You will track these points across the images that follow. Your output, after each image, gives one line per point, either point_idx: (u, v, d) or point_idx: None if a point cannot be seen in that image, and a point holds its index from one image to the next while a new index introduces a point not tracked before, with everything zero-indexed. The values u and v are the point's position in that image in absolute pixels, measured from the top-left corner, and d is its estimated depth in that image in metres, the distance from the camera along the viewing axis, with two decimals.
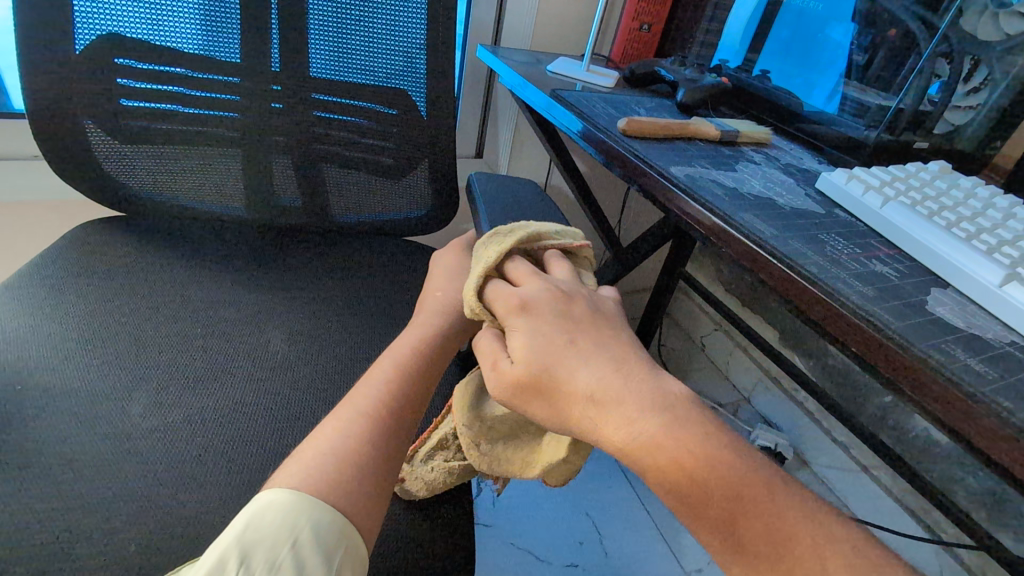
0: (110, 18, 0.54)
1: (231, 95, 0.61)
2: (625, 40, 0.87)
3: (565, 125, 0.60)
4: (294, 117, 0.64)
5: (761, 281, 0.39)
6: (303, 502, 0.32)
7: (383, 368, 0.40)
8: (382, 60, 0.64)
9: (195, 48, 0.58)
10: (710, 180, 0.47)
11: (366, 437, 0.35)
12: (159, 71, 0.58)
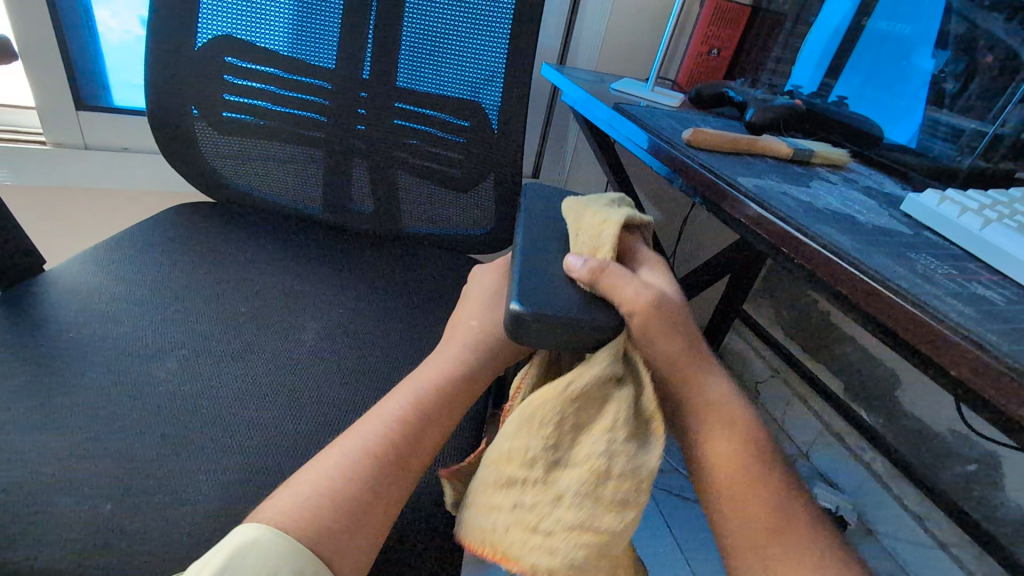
0: (228, 22, 0.59)
1: (320, 98, 0.63)
2: (692, 64, 0.86)
3: (630, 139, 0.58)
4: (375, 124, 0.64)
5: (839, 296, 0.35)
6: (290, 549, 0.28)
7: (402, 404, 0.38)
8: (470, 70, 0.63)
9: (295, 54, 0.61)
10: (782, 193, 0.44)
11: (353, 495, 0.33)
12: (261, 71, 0.61)
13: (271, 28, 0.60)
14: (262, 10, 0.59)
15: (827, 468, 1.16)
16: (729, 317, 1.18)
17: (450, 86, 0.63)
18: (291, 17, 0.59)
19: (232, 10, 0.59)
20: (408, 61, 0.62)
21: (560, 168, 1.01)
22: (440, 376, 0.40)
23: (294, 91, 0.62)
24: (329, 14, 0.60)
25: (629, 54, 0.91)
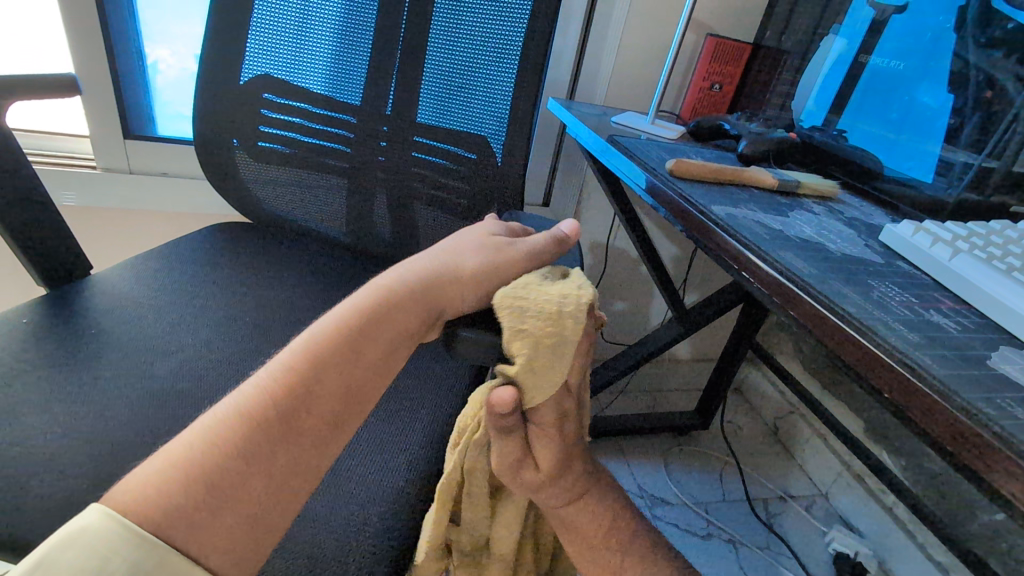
0: (268, 62, 0.65)
1: (343, 130, 0.67)
2: (696, 98, 0.89)
3: (625, 172, 0.59)
4: (395, 155, 0.68)
5: (792, 319, 0.36)
6: (129, 537, 0.25)
7: (284, 369, 0.33)
8: (477, 107, 0.64)
9: (324, 90, 0.66)
10: (753, 221, 0.46)
11: (235, 447, 0.29)
12: (294, 106, 0.67)
13: (305, 67, 0.65)
14: (298, 52, 0.64)
15: (846, 511, 1.12)
16: (741, 349, 1.17)
17: (460, 121, 0.65)
18: (322, 59, 0.65)
19: (272, 51, 0.65)
20: (426, 97, 0.65)
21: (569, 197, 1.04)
22: (329, 334, 0.35)
23: (320, 122, 0.67)
24: (355, 51, 0.64)
25: (638, 90, 0.94)
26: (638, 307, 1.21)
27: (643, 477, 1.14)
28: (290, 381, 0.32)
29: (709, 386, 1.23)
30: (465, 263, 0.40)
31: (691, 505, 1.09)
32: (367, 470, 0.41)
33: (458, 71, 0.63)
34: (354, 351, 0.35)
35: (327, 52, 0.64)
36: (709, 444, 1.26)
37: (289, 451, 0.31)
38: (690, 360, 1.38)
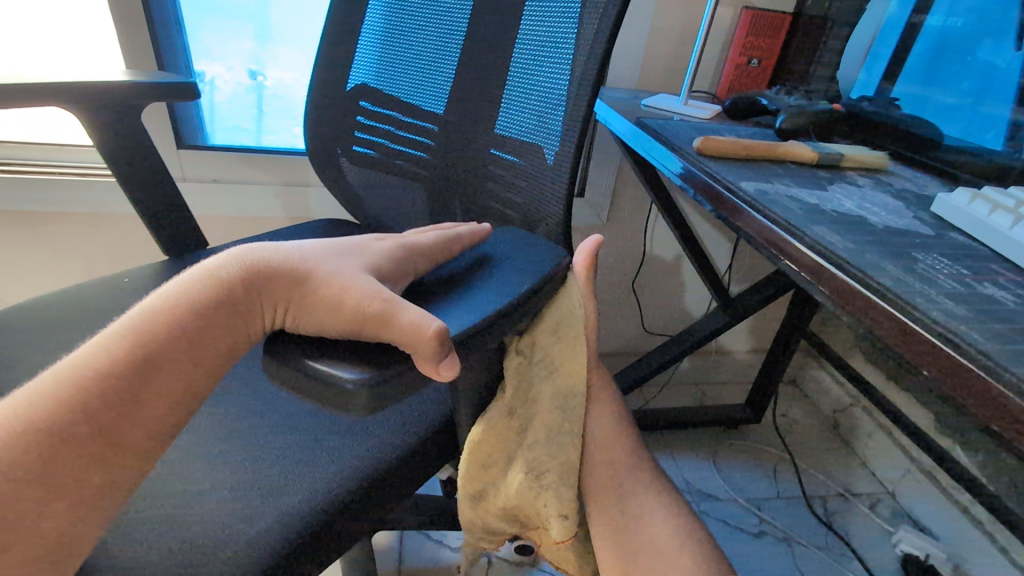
0: (376, 73, 0.65)
1: (424, 138, 0.62)
2: (732, 77, 0.83)
3: (654, 155, 0.57)
4: (452, 159, 0.59)
5: (824, 296, 0.34)
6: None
7: (76, 366, 0.28)
8: (538, 104, 0.49)
9: (412, 97, 0.62)
10: (786, 196, 0.43)
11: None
12: (387, 114, 0.65)
13: (386, 74, 0.64)
14: (398, 61, 0.63)
15: (916, 511, 1.04)
16: (794, 336, 1.11)
17: (521, 123, 0.51)
18: (414, 66, 0.62)
19: (381, 59, 0.64)
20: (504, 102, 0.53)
21: (603, 184, 1.01)
22: (129, 330, 0.29)
23: (406, 129, 0.63)
24: (444, 55, 0.59)
25: (673, 70, 0.91)
26: (680, 295, 1.17)
27: (689, 471, 1.11)
28: (71, 390, 0.27)
29: (760, 378, 1.18)
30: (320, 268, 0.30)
31: (741, 501, 1.06)
32: (278, 477, 0.38)
33: (530, 62, 0.50)
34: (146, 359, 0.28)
35: (418, 58, 0.61)
36: (761, 439, 1.21)
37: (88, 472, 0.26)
38: (739, 351, 1.32)
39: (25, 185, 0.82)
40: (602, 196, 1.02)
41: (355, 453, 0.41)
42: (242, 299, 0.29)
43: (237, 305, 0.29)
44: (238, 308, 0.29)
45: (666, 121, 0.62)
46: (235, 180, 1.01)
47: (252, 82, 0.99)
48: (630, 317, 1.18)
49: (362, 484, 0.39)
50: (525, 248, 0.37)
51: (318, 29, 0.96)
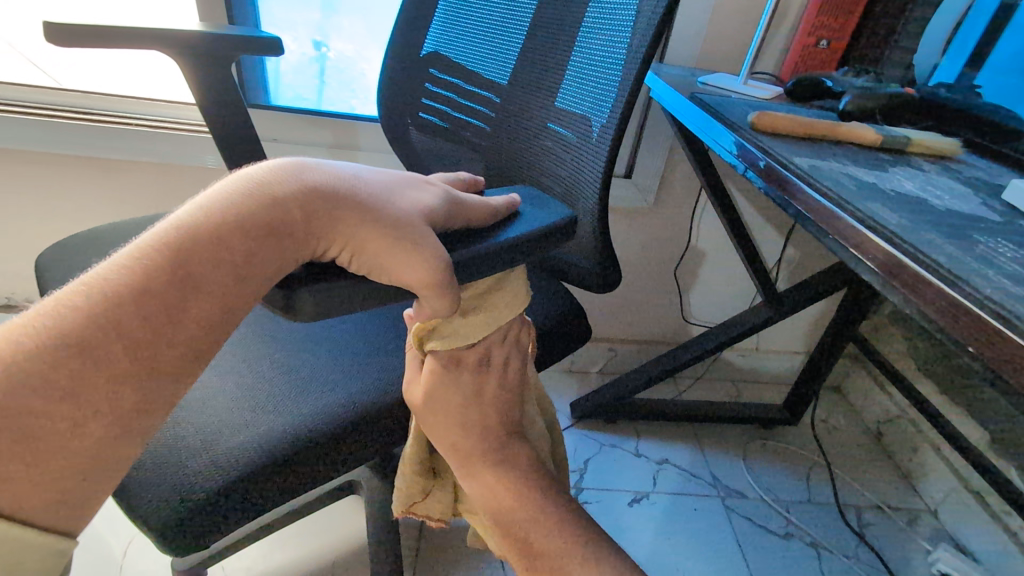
0: (442, 39, 0.64)
1: (481, 108, 0.62)
2: (798, 57, 0.77)
3: (708, 132, 0.56)
4: (501, 128, 0.60)
5: (872, 271, 0.33)
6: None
7: (111, 272, 0.28)
8: (597, 80, 0.49)
9: (474, 64, 0.62)
10: (841, 172, 0.42)
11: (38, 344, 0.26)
12: (447, 80, 0.64)
13: (447, 40, 0.64)
14: (466, 31, 0.62)
15: (958, 531, 0.99)
16: (841, 339, 1.06)
17: (577, 97, 0.51)
18: (482, 35, 0.61)
19: (450, 27, 0.64)
20: (566, 77, 0.53)
21: (651, 168, 0.99)
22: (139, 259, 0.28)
23: (465, 97, 0.63)
24: (513, 25, 0.58)
25: (733, 52, 0.88)
26: (723, 286, 1.15)
27: (718, 467, 1.09)
28: (92, 327, 0.27)
29: (801, 380, 1.14)
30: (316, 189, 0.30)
31: (771, 502, 1.03)
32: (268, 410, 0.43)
33: (594, 38, 0.50)
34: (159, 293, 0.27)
35: (487, 29, 0.60)
36: (798, 442, 1.17)
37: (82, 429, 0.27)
38: (781, 351, 1.28)
39: (101, 133, 0.87)
40: (649, 180, 1.00)
41: (341, 396, 0.45)
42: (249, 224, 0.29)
43: (241, 231, 0.29)
44: (247, 232, 0.29)
45: (721, 97, 0.61)
46: (292, 143, 1.05)
47: (317, 53, 1.02)
48: (669, 306, 1.17)
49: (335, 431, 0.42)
50: (530, 205, 0.36)
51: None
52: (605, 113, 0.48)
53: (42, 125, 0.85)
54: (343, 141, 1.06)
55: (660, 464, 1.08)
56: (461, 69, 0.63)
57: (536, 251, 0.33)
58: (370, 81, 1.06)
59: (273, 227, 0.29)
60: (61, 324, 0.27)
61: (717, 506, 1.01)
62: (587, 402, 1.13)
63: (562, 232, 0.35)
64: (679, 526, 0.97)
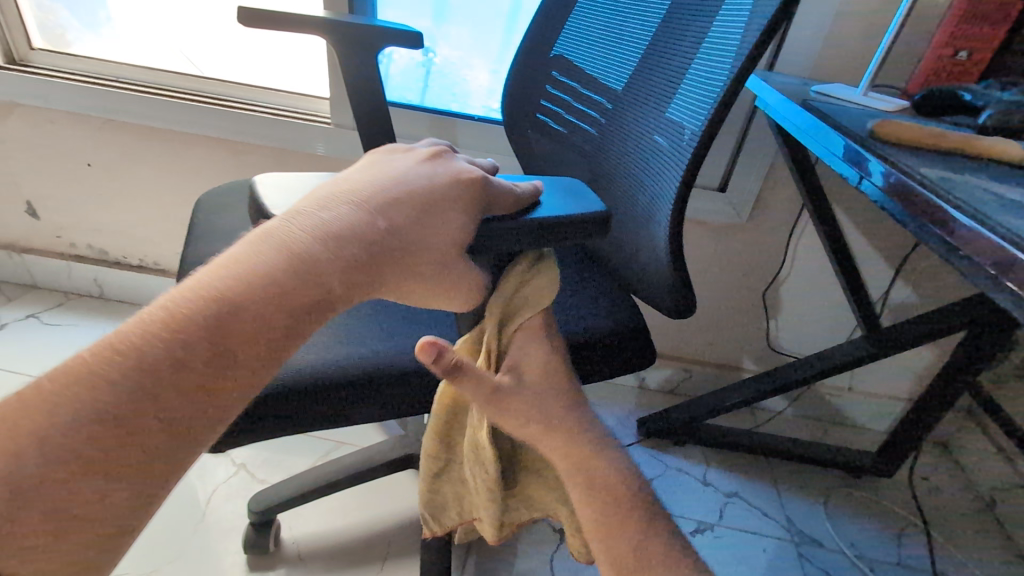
0: (571, 42, 0.65)
1: (588, 110, 0.63)
2: (929, 70, 0.71)
3: (818, 144, 0.53)
4: (602, 132, 0.61)
5: (1007, 290, 0.29)
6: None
7: (162, 308, 0.28)
8: (695, 83, 0.47)
9: (591, 67, 0.62)
10: (978, 186, 0.37)
11: (98, 382, 0.26)
12: (567, 83, 0.65)
13: (574, 43, 0.65)
14: (591, 35, 0.63)
15: None
16: (954, 387, 0.95)
17: (675, 102, 0.50)
18: (603, 39, 0.61)
19: (580, 31, 0.64)
20: (665, 82, 0.52)
21: (746, 186, 0.94)
22: (198, 281, 0.29)
23: (579, 101, 0.64)
24: (640, 33, 0.57)
25: (851, 65, 0.82)
26: (816, 317, 1.07)
27: (794, 510, 1.01)
28: (162, 343, 0.27)
29: (901, 428, 1.02)
30: (368, 197, 0.34)
31: (854, 558, 0.93)
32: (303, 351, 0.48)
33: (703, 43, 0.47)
34: (229, 303, 0.28)
35: (608, 33, 0.60)
36: (890, 497, 1.06)
37: (153, 450, 0.26)
38: (878, 394, 1.17)
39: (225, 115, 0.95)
40: (744, 198, 0.95)
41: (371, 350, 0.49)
42: (312, 233, 0.31)
43: (303, 242, 0.31)
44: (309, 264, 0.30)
45: (842, 108, 0.56)
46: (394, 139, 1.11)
47: (424, 57, 1.07)
48: (752, 331, 1.10)
49: (356, 381, 0.46)
50: (571, 199, 0.37)
51: (492, 11, 1.01)
52: (699, 124, 0.45)
53: (182, 106, 0.95)
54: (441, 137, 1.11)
55: (728, 497, 1.01)
56: (583, 73, 0.63)
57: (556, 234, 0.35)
58: (472, 89, 1.10)
59: (338, 235, 0.32)
60: (128, 344, 0.27)
61: (789, 551, 0.93)
62: (655, 421, 1.09)
63: (593, 230, 0.36)
64: (745, 565, 0.90)
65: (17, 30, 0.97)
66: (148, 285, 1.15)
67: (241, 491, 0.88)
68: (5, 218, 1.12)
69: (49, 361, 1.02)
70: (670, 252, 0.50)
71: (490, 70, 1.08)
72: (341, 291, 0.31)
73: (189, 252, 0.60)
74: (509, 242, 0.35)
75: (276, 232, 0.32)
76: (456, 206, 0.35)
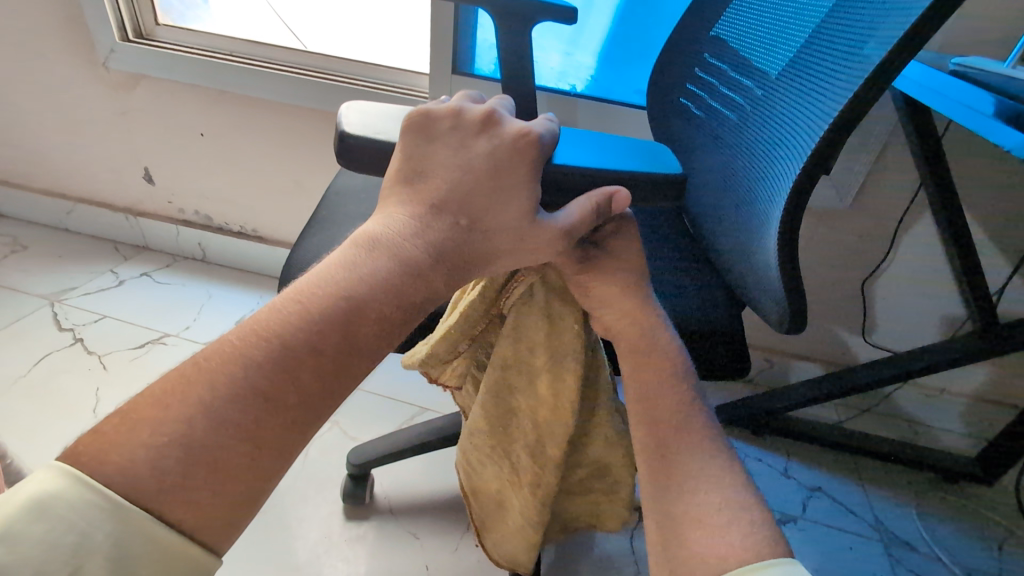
0: (725, 19, 0.63)
1: (725, 89, 0.60)
2: None
3: (996, 128, 0.49)
4: (735, 109, 0.58)
5: None
6: (103, 505, 0.26)
7: (288, 297, 0.33)
8: (837, 55, 0.44)
9: (737, 43, 0.60)
10: None
11: (247, 358, 0.30)
12: (714, 62, 0.63)
13: (728, 20, 0.62)
14: (743, 10, 0.60)
15: None
16: None
17: (812, 76, 0.46)
18: (753, 12, 0.58)
19: (736, 6, 0.61)
20: (806, 54, 0.49)
21: (851, 172, 0.90)
22: (318, 277, 0.34)
23: (722, 81, 0.61)
24: (790, 4, 0.53)
25: (988, 42, 0.76)
26: (917, 314, 1.01)
27: (883, 510, 0.97)
28: (303, 333, 0.31)
29: (1010, 438, 0.95)
30: (447, 180, 0.38)
31: (949, 565, 0.89)
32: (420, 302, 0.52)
33: (858, 14, 0.43)
34: (351, 298, 0.33)
35: (759, 7, 0.57)
36: (992, 509, 0.99)
37: (296, 420, 0.30)
38: (983, 401, 1.09)
39: (324, 89, 0.99)
40: (849, 184, 0.91)
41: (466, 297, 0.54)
42: (413, 230, 0.37)
43: (406, 238, 0.37)
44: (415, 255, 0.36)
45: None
46: None
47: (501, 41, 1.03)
48: (844, 324, 1.06)
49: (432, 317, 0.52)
50: (651, 159, 0.40)
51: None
52: (840, 106, 0.41)
53: (285, 80, 0.99)
54: (560, 117, 1.03)
55: (811, 491, 0.98)
56: (734, 56, 0.60)
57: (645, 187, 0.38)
58: (541, 71, 1.04)
59: (436, 231, 0.37)
60: (271, 330, 0.31)
61: (876, 550, 0.90)
62: (733, 409, 1.07)
63: (666, 191, 0.38)
64: (819, 559, 0.88)
65: (144, 6, 1.04)
66: (247, 251, 1.22)
67: (335, 447, 0.92)
68: (124, 183, 1.21)
69: (161, 317, 1.10)
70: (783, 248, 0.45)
71: (563, 52, 1.01)
72: (441, 288, 0.37)
73: (315, 209, 0.63)
74: (575, 188, 0.38)
75: (354, 149, 0.37)
76: (521, 165, 0.37)
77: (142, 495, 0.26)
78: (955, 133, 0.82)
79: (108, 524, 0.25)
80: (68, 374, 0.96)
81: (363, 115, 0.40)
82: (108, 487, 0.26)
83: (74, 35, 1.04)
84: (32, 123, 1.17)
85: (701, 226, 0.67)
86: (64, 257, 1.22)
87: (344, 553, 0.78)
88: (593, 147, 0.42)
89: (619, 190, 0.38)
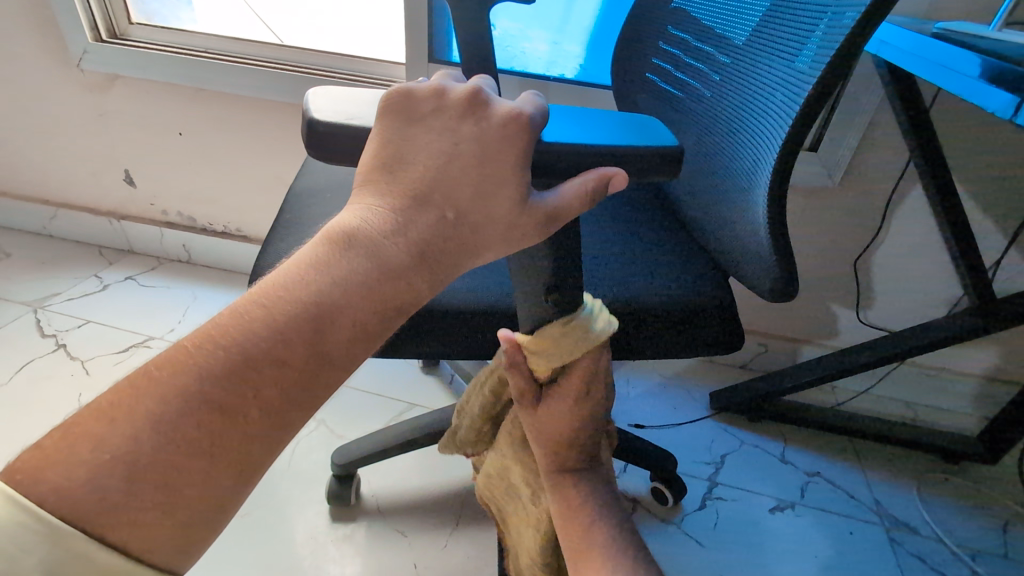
0: None
1: (691, 58, 0.59)
2: None
3: (979, 87, 0.48)
4: (704, 79, 0.56)
5: None
6: (38, 529, 0.23)
7: (254, 303, 0.29)
8: (808, 15, 0.42)
9: (699, 12, 0.58)
10: None
11: (205, 371, 0.27)
12: (676, 34, 0.61)
13: None
14: None
15: None
16: None
17: (782, 41, 0.45)
18: None
19: None
20: (773, 17, 0.47)
21: (837, 149, 0.88)
22: (287, 279, 0.30)
23: (687, 51, 0.59)
24: None
25: (972, 8, 0.73)
26: (913, 291, 0.99)
27: (883, 493, 0.95)
28: (266, 340, 0.28)
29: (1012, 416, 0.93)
30: (429, 167, 0.33)
31: (951, 545, 0.87)
32: None
33: None
34: (320, 302, 0.29)
35: None
36: (994, 486, 0.97)
37: (260, 432, 0.28)
38: (981, 378, 1.06)
39: (300, 82, 0.97)
40: (836, 162, 0.89)
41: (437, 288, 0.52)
42: (393, 225, 0.32)
43: (386, 234, 0.32)
44: (396, 256, 0.31)
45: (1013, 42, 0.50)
46: None
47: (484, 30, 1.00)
48: (837, 304, 1.04)
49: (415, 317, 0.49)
50: (642, 132, 0.35)
51: None
52: (813, 78, 0.39)
53: (260, 74, 0.97)
54: None
55: (809, 476, 0.96)
56: (696, 25, 0.58)
57: (647, 169, 0.33)
58: (528, 61, 1.01)
59: (419, 230, 0.32)
60: (232, 339, 0.28)
61: (877, 534, 0.88)
62: (727, 394, 1.05)
63: (662, 166, 0.33)
64: (820, 546, 0.86)
65: (116, 5, 1.02)
66: (232, 251, 1.20)
67: (320, 446, 0.91)
68: (106, 187, 1.20)
69: (146, 319, 1.09)
70: (771, 222, 0.43)
71: (550, 40, 0.99)
72: (424, 288, 0.33)
73: (279, 209, 0.61)
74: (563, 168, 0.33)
75: (325, 139, 0.31)
76: (509, 152, 0.32)
77: (83, 514, 0.24)
78: (944, 103, 0.80)
79: (41, 548, 0.22)
80: (51, 381, 0.95)
81: (332, 100, 0.34)
82: (44, 506, 0.23)
83: (46, 36, 1.03)
84: (10, 128, 1.15)
85: (682, 205, 0.65)
86: (47, 263, 1.20)
87: (335, 555, 0.76)
88: (581, 122, 0.37)
89: (617, 172, 0.33)
